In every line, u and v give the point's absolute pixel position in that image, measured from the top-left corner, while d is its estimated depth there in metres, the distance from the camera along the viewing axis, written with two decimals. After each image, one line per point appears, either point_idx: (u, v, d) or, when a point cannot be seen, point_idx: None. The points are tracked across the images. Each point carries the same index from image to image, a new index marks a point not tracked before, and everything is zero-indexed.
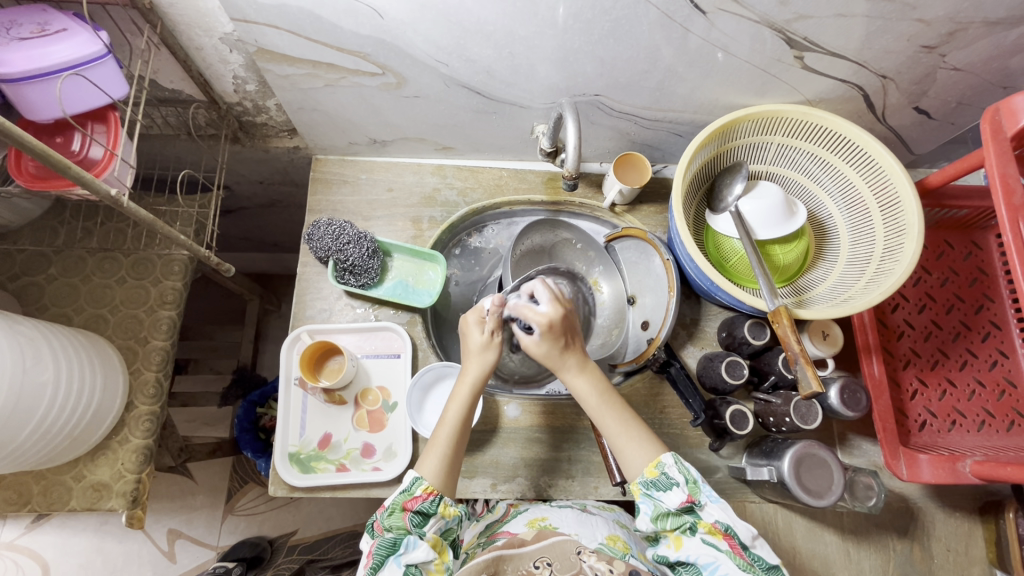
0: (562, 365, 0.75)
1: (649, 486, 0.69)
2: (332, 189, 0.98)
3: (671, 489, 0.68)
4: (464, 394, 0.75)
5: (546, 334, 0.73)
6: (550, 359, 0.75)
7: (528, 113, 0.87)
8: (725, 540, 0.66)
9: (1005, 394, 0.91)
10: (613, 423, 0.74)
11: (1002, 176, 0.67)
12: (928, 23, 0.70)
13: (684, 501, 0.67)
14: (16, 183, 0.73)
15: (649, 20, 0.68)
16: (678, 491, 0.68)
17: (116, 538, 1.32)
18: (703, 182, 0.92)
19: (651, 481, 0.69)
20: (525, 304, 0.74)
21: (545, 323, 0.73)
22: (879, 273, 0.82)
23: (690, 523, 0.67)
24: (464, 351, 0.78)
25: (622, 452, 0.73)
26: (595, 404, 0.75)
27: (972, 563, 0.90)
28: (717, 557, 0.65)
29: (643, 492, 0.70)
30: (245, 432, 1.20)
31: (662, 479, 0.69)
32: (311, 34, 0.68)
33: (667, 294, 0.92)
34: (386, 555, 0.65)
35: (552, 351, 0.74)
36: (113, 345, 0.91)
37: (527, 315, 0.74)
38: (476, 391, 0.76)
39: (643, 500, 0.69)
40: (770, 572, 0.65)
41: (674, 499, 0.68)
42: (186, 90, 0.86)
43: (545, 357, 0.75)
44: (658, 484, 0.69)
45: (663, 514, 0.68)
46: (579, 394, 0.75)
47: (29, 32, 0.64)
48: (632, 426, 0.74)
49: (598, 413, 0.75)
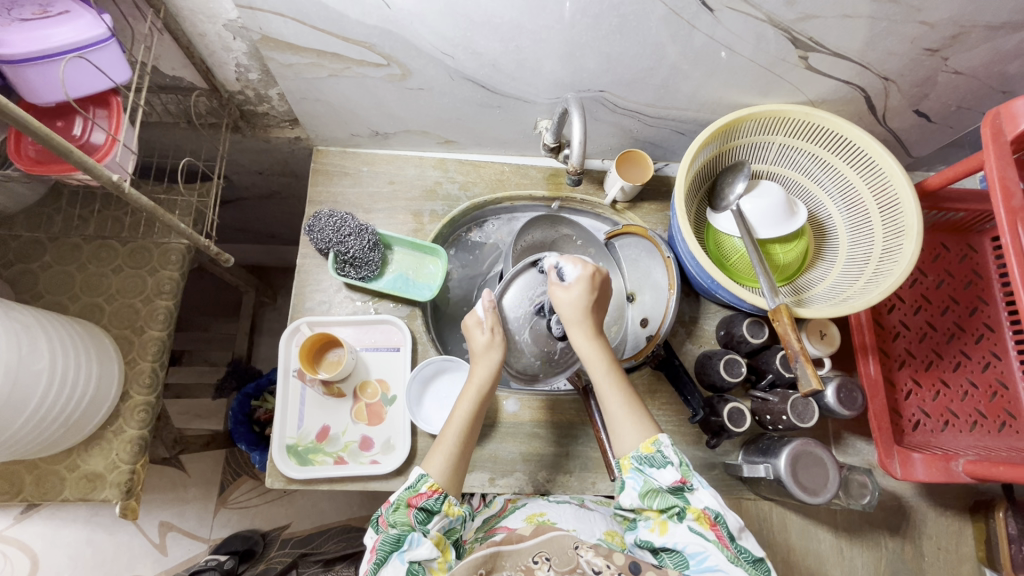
0: (583, 323, 0.73)
1: (642, 462, 0.69)
2: (333, 181, 0.98)
3: (664, 468, 0.67)
4: (474, 392, 0.74)
5: (586, 279, 0.74)
6: (577, 309, 0.72)
7: (532, 108, 0.87)
8: (712, 529, 0.65)
9: (997, 395, 0.92)
10: (615, 402, 0.73)
11: (1002, 178, 0.67)
12: (932, 25, 0.70)
13: (676, 481, 0.66)
14: (16, 167, 0.72)
15: (657, 17, 0.68)
16: (671, 471, 0.67)
17: (106, 530, 1.31)
18: (705, 180, 0.92)
19: (645, 457, 0.69)
20: (571, 256, 0.76)
21: (590, 271, 0.75)
22: (877, 274, 0.83)
23: (679, 509, 0.67)
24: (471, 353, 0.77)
25: (619, 431, 0.72)
26: (602, 377, 0.73)
27: (961, 561, 0.92)
28: (705, 546, 0.64)
29: (634, 467, 0.69)
30: (239, 424, 1.18)
31: (658, 456, 0.68)
32: (317, 23, 0.67)
33: (667, 292, 0.94)
34: (389, 551, 0.65)
35: (584, 301, 0.73)
36: (108, 335, 0.90)
37: (571, 262, 0.75)
38: (485, 391, 0.75)
39: (633, 475, 0.69)
40: (756, 565, 0.64)
41: (666, 477, 0.67)
42: (188, 78, 0.85)
43: (574, 305, 0.73)
44: (653, 461, 0.68)
45: (653, 492, 0.67)
46: (589, 358, 0.73)
47: (31, 13, 0.63)
48: (634, 403, 0.73)
49: (604, 385, 0.73)
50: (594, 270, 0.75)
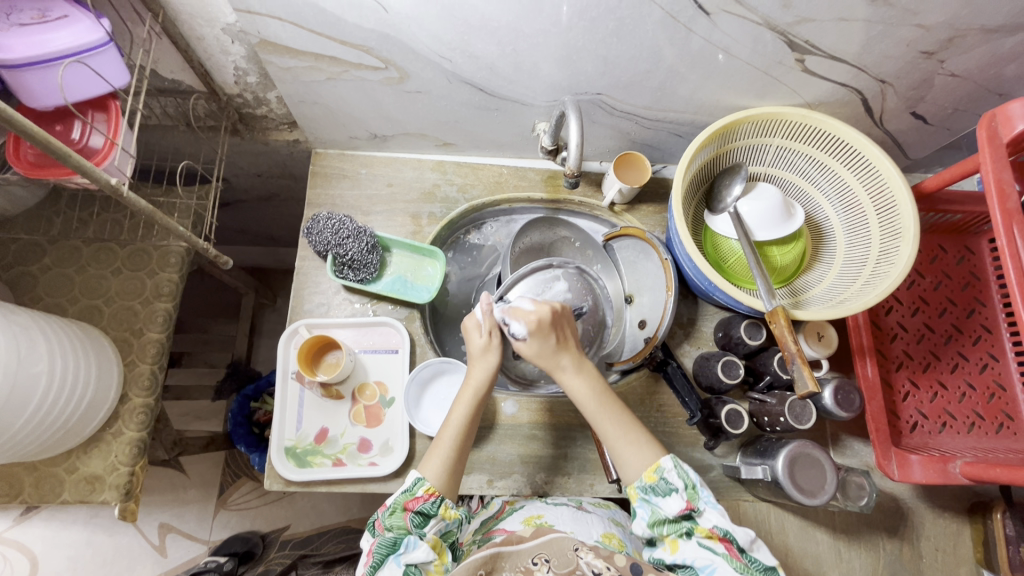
0: (558, 365, 0.73)
1: (647, 491, 0.69)
2: (332, 183, 0.98)
3: (669, 496, 0.68)
4: (471, 395, 0.74)
5: (535, 331, 0.72)
6: (545, 358, 0.73)
7: (529, 111, 0.87)
8: (722, 544, 0.65)
9: (995, 396, 0.92)
10: (610, 426, 0.72)
11: (998, 181, 0.67)
12: (928, 28, 0.71)
13: (683, 508, 0.67)
14: (15, 170, 0.73)
15: (654, 20, 0.68)
16: (677, 498, 0.68)
17: (106, 532, 1.31)
18: (703, 183, 0.93)
19: (649, 486, 0.69)
20: (515, 308, 0.74)
21: (534, 320, 0.72)
22: (874, 275, 0.83)
23: (688, 528, 0.67)
24: (468, 355, 0.77)
25: (618, 453, 0.72)
26: (591, 404, 0.73)
27: (959, 563, 0.92)
28: (714, 560, 0.64)
29: (641, 496, 0.70)
30: (239, 426, 1.19)
31: (661, 484, 0.68)
32: (314, 26, 0.68)
33: (665, 294, 0.92)
34: (386, 554, 0.65)
35: (547, 348, 0.72)
36: (108, 337, 0.90)
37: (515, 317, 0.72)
38: (481, 393, 0.75)
39: (641, 505, 0.70)
40: (767, 573, 0.66)
41: (672, 506, 0.68)
42: (187, 81, 0.85)
43: (540, 356, 0.73)
44: (657, 489, 0.68)
45: (661, 521, 0.68)
46: (577, 395, 0.74)
47: (30, 17, 0.63)
48: (630, 425, 0.73)
49: (596, 414, 0.73)
50: (540, 313, 0.72)
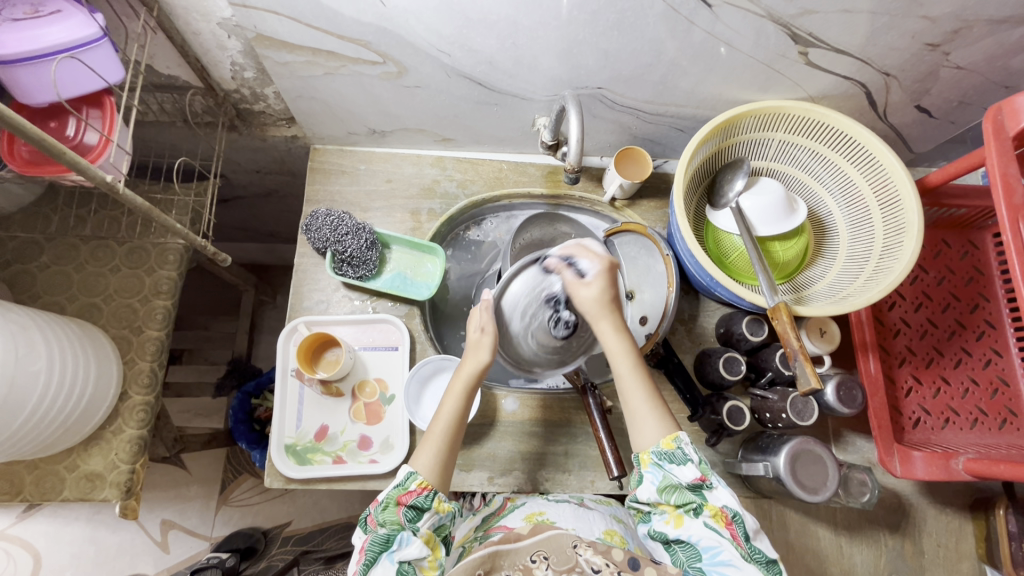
0: (607, 317, 0.69)
1: (661, 457, 0.69)
2: (330, 179, 0.98)
3: (685, 464, 0.68)
4: (460, 388, 0.73)
5: (604, 272, 0.69)
6: (601, 304, 0.68)
7: (529, 105, 0.86)
8: (728, 527, 0.65)
9: (998, 392, 0.92)
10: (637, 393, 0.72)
11: (1003, 175, 0.67)
12: (934, 20, 0.70)
13: (696, 478, 0.67)
14: (10, 169, 0.72)
15: (655, 13, 0.67)
16: (691, 468, 0.67)
17: (108, 528, 1.31)
18: (704, 177, 0.92)
19: (665, 453, 0.69)
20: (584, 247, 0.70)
21: (606, 263, 0.69)
22: (878, 271, 0.82)
23: (696, 505, 0.66)
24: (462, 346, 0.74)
25: (640, 422, 0.72)
26: (625, 368, 0.71)
27: (961, 558, 0.91)
28: (721, 542, 0.64)
29: (653, 462, 0.69)
30: (240, 423, 1.19)
31: (677, 453, 0.68)
32: (312, 21, 0.67)
33: (666, 289, 0.94)
34: (379, 551, 0.65)
35: (606, 294, 0.68)
36: (107, 335, 0.90)
37: (586, 253, 0.69)
38: (471, 384, 0.73)
39: (652, 470, 0.69)
40: (770, 566, 0.64)
41: (687, 474, 0.67)
42: (183, 76, 0.84)
43: (595, 301, 0.68)
44: (673, 457, 0.68)
45: (671, 487, 0.68)
46: (613, 352, 0.71)
47: (22, 12, 0.63)
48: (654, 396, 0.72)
49: (626, 377, 0.72)
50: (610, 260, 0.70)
